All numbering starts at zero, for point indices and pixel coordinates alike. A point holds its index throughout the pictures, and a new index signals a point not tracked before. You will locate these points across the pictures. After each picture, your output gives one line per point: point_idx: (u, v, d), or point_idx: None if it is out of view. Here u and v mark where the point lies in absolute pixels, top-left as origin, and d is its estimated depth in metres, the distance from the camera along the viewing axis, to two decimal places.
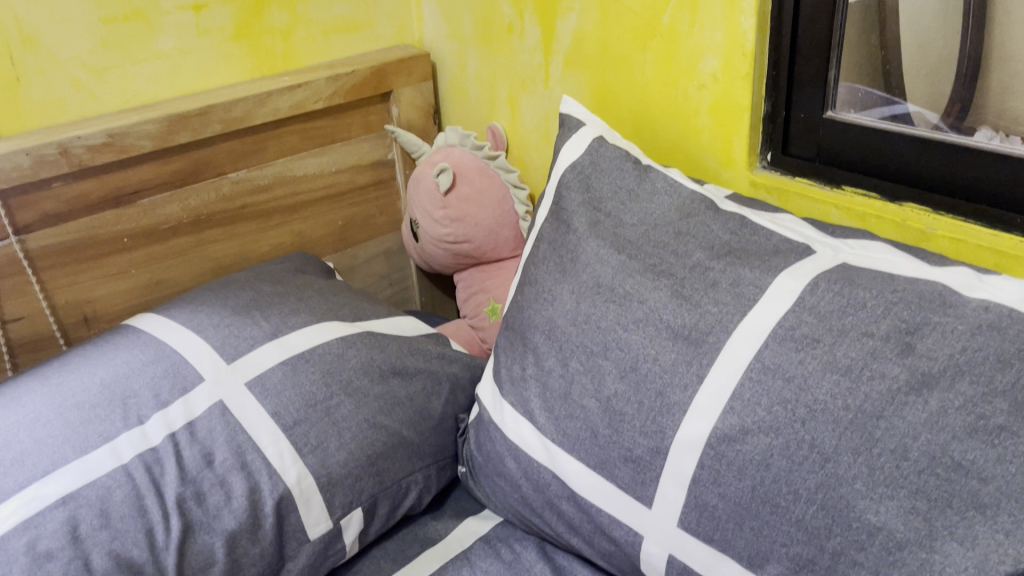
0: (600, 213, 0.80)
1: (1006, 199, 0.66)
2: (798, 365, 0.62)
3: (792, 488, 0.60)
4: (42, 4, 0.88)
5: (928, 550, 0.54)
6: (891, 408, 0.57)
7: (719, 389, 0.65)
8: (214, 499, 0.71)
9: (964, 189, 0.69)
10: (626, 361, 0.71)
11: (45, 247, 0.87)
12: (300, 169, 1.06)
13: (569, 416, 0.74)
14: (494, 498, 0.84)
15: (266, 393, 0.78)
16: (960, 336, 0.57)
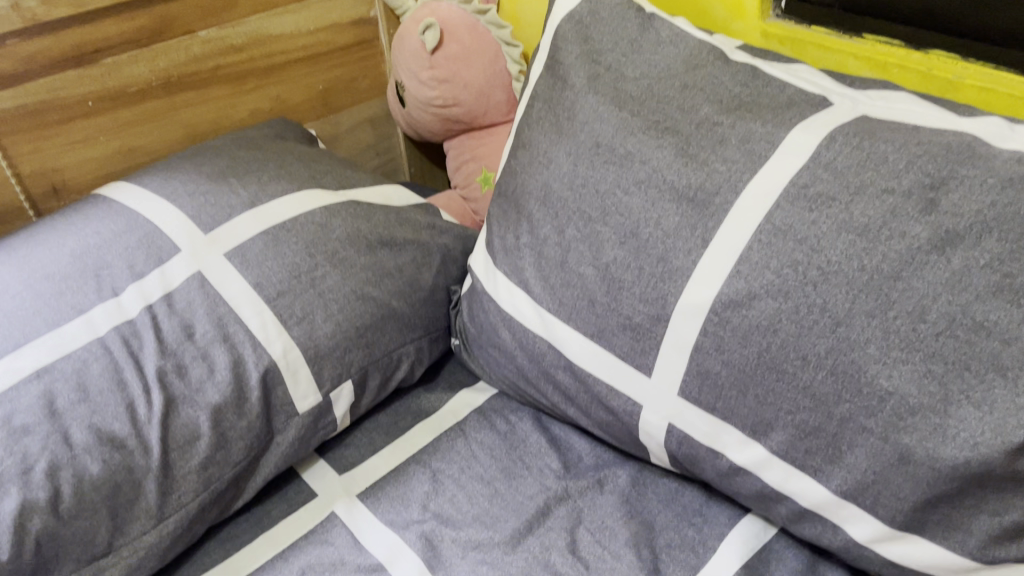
0: (599, 68, 0.74)
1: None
2: (811, 225, 0.57)
3: (800, 355, 0.57)
4: None
5: (941, 414, 0.52)
6: (910, 269, 0.53)
7: (725, 252, 0.61)
8: (196, 373, 0.68)
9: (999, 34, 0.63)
10: (626, 226, 0.67)
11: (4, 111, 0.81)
12: (276, 28, 0.99)
13: (565, 284, 0.71)
14: (489, 369, 0.82)
15: (247, 264, 0.74)
16: (989, 190, 0.53)
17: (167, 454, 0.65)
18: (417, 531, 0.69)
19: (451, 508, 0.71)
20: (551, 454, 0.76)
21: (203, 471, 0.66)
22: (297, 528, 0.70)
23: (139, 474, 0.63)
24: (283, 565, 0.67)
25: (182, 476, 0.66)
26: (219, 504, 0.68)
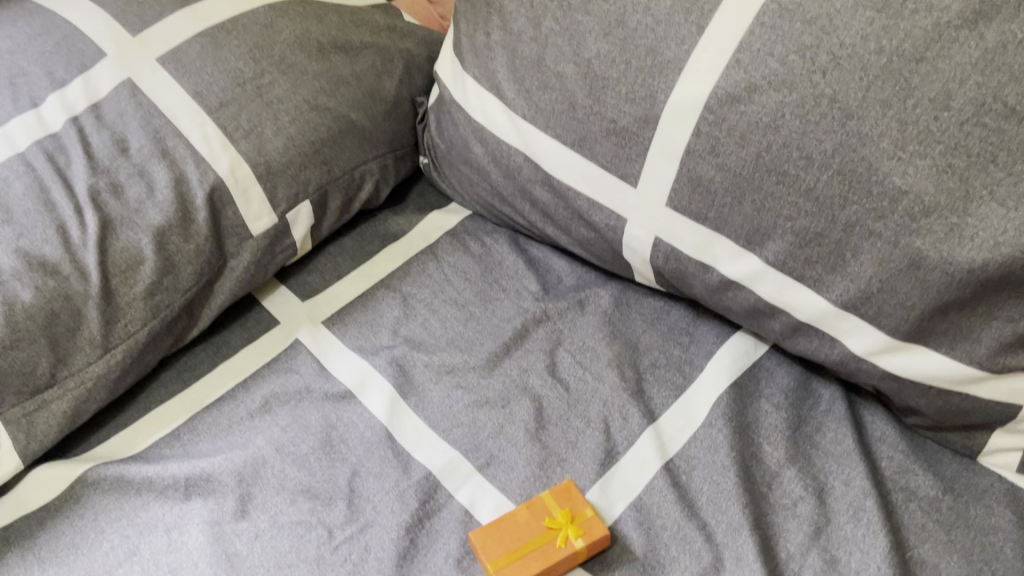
0: None
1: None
2: (823, 3, 0.50)
3: (804, 154, 0.51)
4: None
5: (960, 213, 0.47)
6: (937, 48, 0.47)
7: (724, 39, 0.53)
8: (134, 191, 0.62)
9: None
10: (610, 16, 0.58)
11: None
12: None
13: (543, 87, 0.63)
14: (460, 189, 0.74)
15: (183, 71, 0.66)
16: None
17: (109, 280, 0.60)
18: (388, 357, 0.65)
19: (423, 333, 0.67)
20: (529, 275, 0.70)
21: (150, 299, 0.61)
22: (260, 357, 0.66)
23: (78, 301, 0.58)
24: (246, 394, 0.63)
25: (127, 304, 0.60)
26: (172, 334, 0.64)
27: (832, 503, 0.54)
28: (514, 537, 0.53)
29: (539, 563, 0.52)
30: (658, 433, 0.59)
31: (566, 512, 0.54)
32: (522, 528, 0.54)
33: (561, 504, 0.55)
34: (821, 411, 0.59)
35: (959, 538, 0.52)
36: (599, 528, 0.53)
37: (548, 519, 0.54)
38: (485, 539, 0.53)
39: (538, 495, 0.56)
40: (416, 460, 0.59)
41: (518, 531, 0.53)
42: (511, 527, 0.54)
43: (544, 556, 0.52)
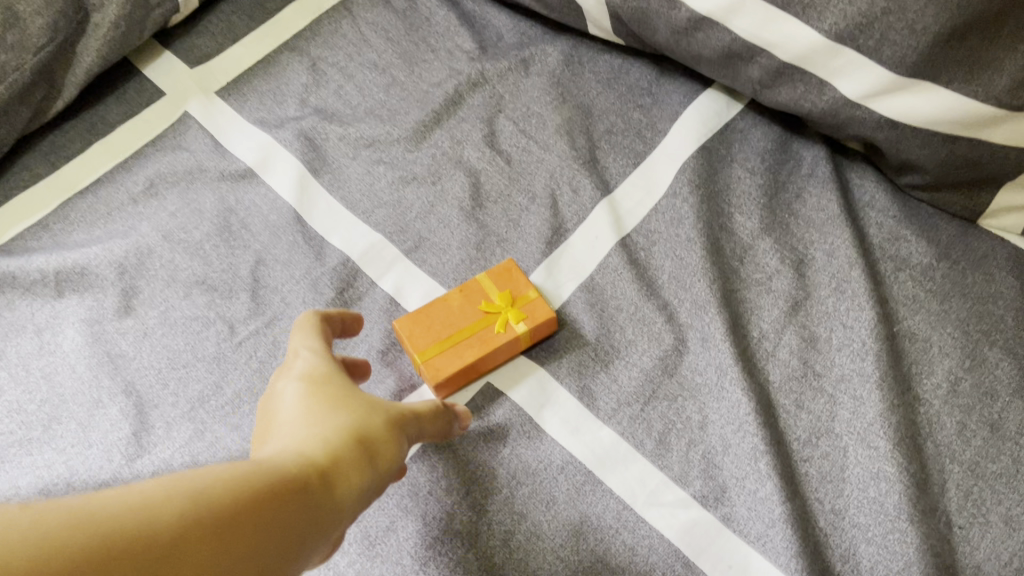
0: None
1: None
2: None
3: None
4: None
5: None
6: None
7: None
8: None
9: None
10: None
11: None
12: None
13: None
14: None
15: None
16: None
17: None
18: (294, 130, 0.54)
19: (336, 102, 0.56)
20: (462, 32, 0.59)
21: None
22: (143, 134, 0.55)
23: None
24: (126, 176, 0.53)
25: None
26: (28, 106, 0.53)
27: (812, 276, 0.47)
28: (445, 324, 0.46)
29: (475, 351, 0.45)
30: (613, 206, 0.51)
31: (505, 296, 0.46)
32: (455, 314, 0.46)
33: (499, 287, 0.47)
34: (801, 176, 0.51)
35: (955, 307, 0.46)
36: (545, 310, 0.46)
37: (484, 305, 0.46)
38: (411, 327, 0.45)
39: (472, 278, 0.48)
40: (330, 245, 0.50)
41: (450, 318, 0.46)
42: (442, 313, 0.46)
43: (479, 343, 0.45)
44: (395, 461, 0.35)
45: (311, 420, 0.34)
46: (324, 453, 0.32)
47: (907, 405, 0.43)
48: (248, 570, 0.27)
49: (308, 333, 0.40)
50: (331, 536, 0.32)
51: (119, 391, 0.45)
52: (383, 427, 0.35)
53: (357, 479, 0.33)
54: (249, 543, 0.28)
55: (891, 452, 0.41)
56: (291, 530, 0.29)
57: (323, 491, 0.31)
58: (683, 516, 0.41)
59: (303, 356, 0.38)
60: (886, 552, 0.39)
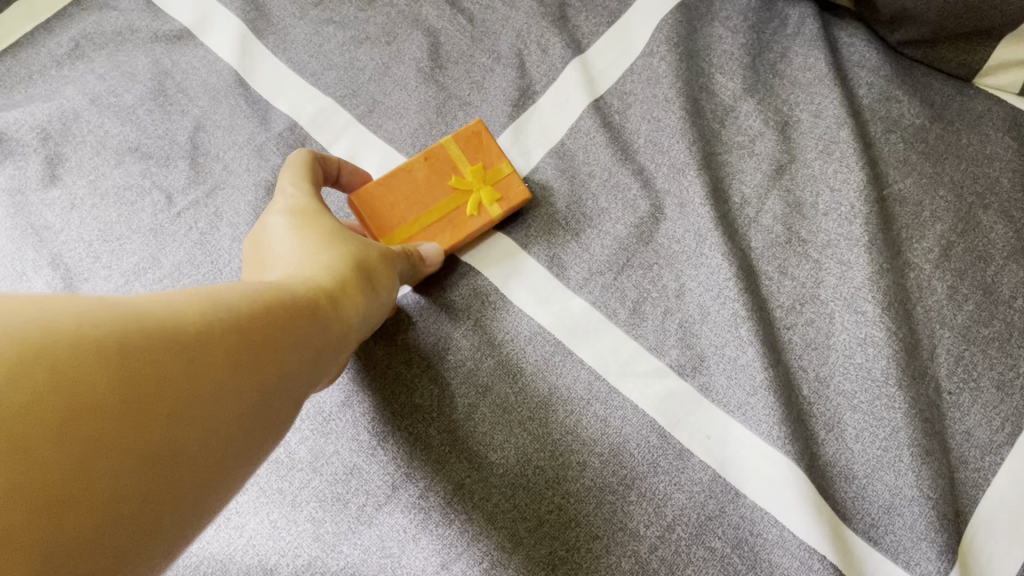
0: None
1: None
2: None
3: None
4: None
5: None
6: None
7: None
8: None
9: None
10: None
11: None
12: None
13: None
14: None
15: None
16: None
17: None
18: None
19: None
20: None
21: None
22: None
23: None
24: (48, 39, 0.48)
25: None
26: None
27: (798, 139, 0.44)
28: (411, 202, 0.42)
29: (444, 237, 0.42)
30: (585, 67, 0.47)
31: (476, 172, 0.42)
32: (421, 190, 0.42)
33: (470, 159, 0.43)
34: (787, 35, 0.47)
35: (949, 169, 0.43)
36: (518, 189, 0.43)
37: (454, 181, 0.42)
38: (374, 203, 0.42)
39: (439, 143, 0.43)
40: (276, 110, 0.46)
41: (416, 195, 0.42)
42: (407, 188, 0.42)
43: (448, 227, 0.42)
44: (388, 294, 0.36)
45: (309, 248, 0.34)
46: (330, 279, 0.32)
47: (896, 269, 0.40)
48: (272, 388, 0.28)
49: (299, 171, 0.38)
50: (336, 362, 0.32)
51: (45, 264, 0.41)
52: (377, 259, 0.36)
53: (358, 305, 0.33)
54: (266, 358, 0.27)
55: (879, 316, 0.38)
56: (303, 347, 0.29)
57: (332, 313, 0.32)
58: (658, 386, 0.38)
59: (285, 193, 0.37)
60: (873, 419, 0.37)
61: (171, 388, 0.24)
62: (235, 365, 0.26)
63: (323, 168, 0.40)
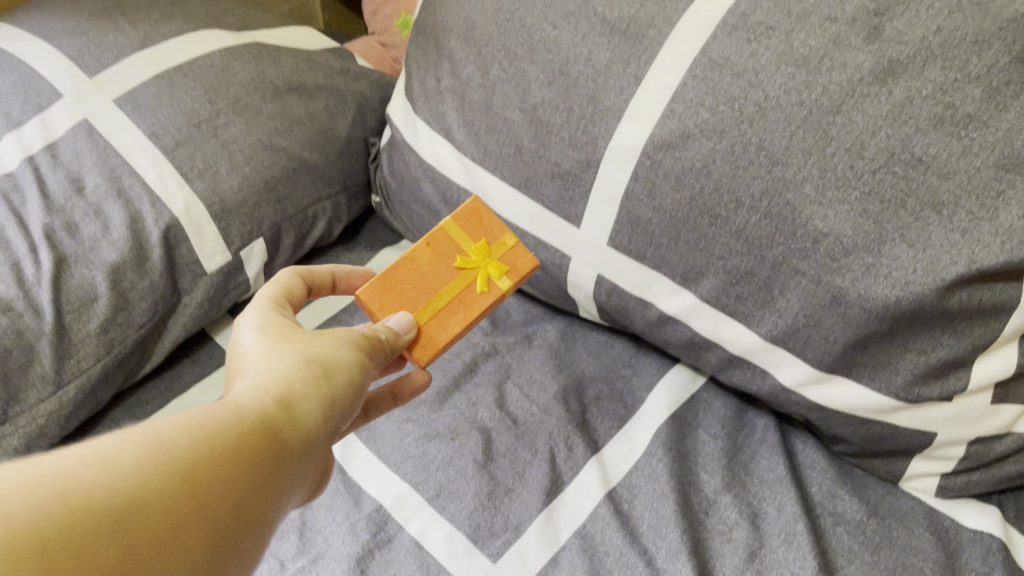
0: None
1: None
2: (750, 58, 0.54)
3: (734, 197, 0.54)
4: None
5: (875, 254, 0.50)
6: (851, 100, 0.50)
7: (646, 114, 0.57)
8: (89, 230, 0.62)
9: None
10: (554, 64, 0.61)
11: None
12: None
13: (490, 130, 0.66)
14: (412, 228, 0.77)
15: (139, 112, 0.67)
16: (936, 15, 0.49)
17: (62, 316, 0.60)
18: None
19: None
20: None
21: (104, 335, 0.62)
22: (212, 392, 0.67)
23: (31, 337, 0.59)
24: None
25: (81, 340, 0.61)
26: (126, 368, 0.64)
27: (766, 528, 0.57)
28: (429, 282, 0.60)
29: (464, 307, 0.60)
30: (601, 463, 0.62)
31: (477, 246, 0.62)
32: (437, 270, 0.61)
33: (468, 241, 0.62)
34: (754, 439, 0.63)
35: (885, 558, 0.55)
36: (522, 257, 0.62)
37: (458, 264, 0.61)
38: (398, 284, 0.59)
39: (440, 222, 0.62)
40: (366, 493, 0.60)
41: (426, 283, 0.60)
42: (423, 271, 0.60)
43: (464, 302, 0.60)
44: (360, 370, 0.47)
45: (273, 355, 0.44)
46: (282, 388, 0.42)
47: None
48: (234, 490, 0.37)
49: (265, 295, 0.51)
50: (311, 465, 0.42)
51: None
52: (330, 350, 0.46)
53: (322, 403, 0.43)
54: (228, 474, 0.37)
55: None
56: (267, 458, 0.39)
57: (284, 415, 0.41)
58: None
59: (253, 312, 0.49)
60: None
61: (144, 517, 0.33)
62: (192, 485, 0.35)
63: (312, 284, 0.57)
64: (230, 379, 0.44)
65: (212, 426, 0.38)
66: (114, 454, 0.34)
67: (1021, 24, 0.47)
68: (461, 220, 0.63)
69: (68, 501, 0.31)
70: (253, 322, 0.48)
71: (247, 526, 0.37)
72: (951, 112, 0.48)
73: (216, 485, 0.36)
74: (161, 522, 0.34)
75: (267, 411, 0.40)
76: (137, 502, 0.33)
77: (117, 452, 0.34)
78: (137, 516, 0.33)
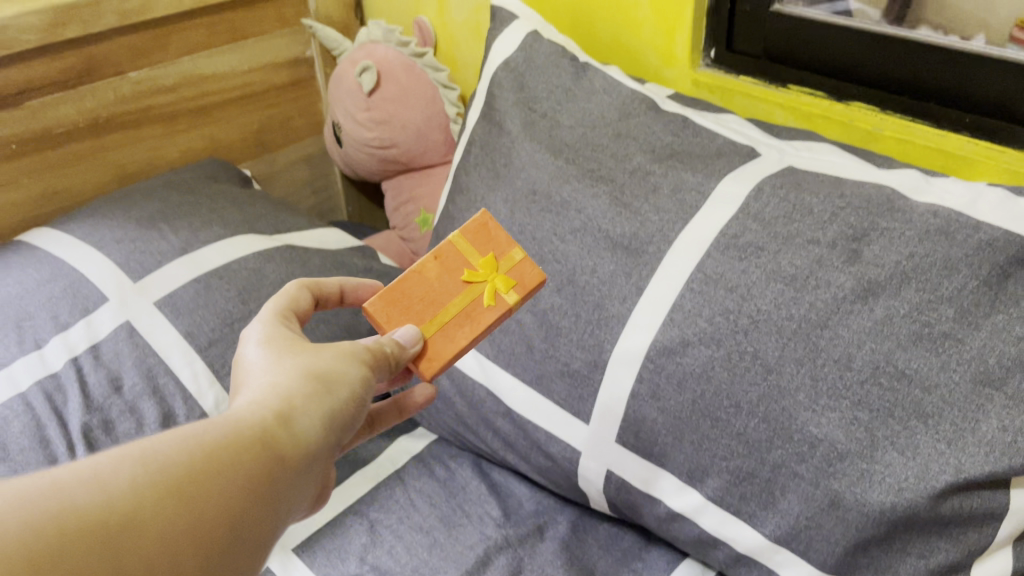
0: (535, 116, 0.75)
1: (925, 86, 0.66)
2: (741, 274, 0.59)
3: (733, 401, 0.58)
4: None
5: (868, 460, 0.53)
6: (836, 317, 0.55)
7: (646, 322, 0.62)
8: (123, 427, 0.65)
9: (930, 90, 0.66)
10: (563, 273, 0.67)
11: None
12: (209, 68, 1.04)
13: (503, 330, 0.71)
14: (427, 415, 0.82)
15: (177, 312, 0.72)
16: (907, 242, 0.54)
17: None
18: None
19: (388, 558, 0.70)
20: (490, 500, 0.75)
21: None
22: None
23: None
24: None
25: None
26: None
27: None
28: (438, 294, 0.61)
29: (470, 322, 0.60)
30: None
31: (486, 260, 0.62)
32: (445, 283, 0.61)
33: (476, 257, 0.63)
34: None
35: None
36: (529, 271, 0.62)
37: (465, 278, 0.61)
38: (405, 297, 0.60)
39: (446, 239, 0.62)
40: None
41: (432, 296, 0.61)
42: (432, 285, 0.61)
43: (472, 315, 0.61)
44: (360, 383, 0.48)
45: (276, 370, 0.46)
46: (282, 401, 0.44)
47: None
48: (230, 493, 0.38)
49: (272, 311, 0.53)
50: (313, 474, 0.44)
51: None
52: (331, 363, 0.48)
53: (322, 414, 0.45)
54: (223, 480, 0.38)
55: None
56: (264, 466, 0.41)
57: (284, 427, 0.43)
58: None
59: (259, 328, 0.51)
60: None
61: (137, 522, 0.35)
62: (184, 492, 0.37)
63: (322, 297, 0.60)
64: (234, 392, 0.47)
65: (206, 439, 0.39)
66: (107, 465, 0.36)
67: (986, 252, 0.52)
68: (469, 234, 0.63)
69: (63, 510, 0.33)
70: (259, 336, 0.50)
71: (246, 531, 0.39)
72: (928, 329, 0.52)
73: (211, 492, 0.38)
74: (153, 523, 0.35)
75: (265, 422, 0.42)
76: (129, 509, 0.35)
77: (112, 464, 0.36)
78: (129, 521, 0.35)
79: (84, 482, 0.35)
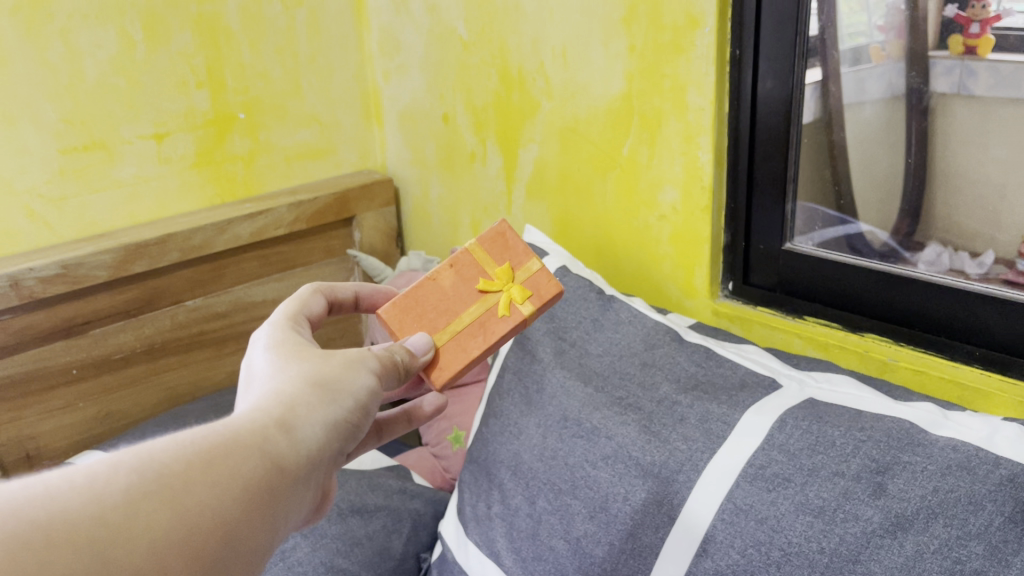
0: (565, 344, 0.81)
1: (932, 319, 0.71)
2: (770, 505, 0.59)
3: None
4: (30, 155, 0.97)
5: None
6: (866, 552, 0.54)
7: (678, 555, 0.62)
8: None
9: (937, 323, 0.70)
10: (595, 500, 0.69)
11: (10, 376, 0.93)
12: (257, 295, 1.14)
13: (537, 557, 0.71)
14: None
15: None
16: (931, 477, 0.55)
17: None
18: None
19: None
20: None
21: None
22: None
23: None
24: None
25: None
26: None
27: None
28: (452, 303, 0.69)
29: (484, 332, 0.68)
30: None
31: (501, 270, 0.71)
32: (459, 291, 0.70)
33: (489, 269, 0.71)
34: None
35: None
36: (544, 282, 0.71)
37: (479, 288, 0.70)
38: (419, 306, 0.68)
39: (468, 246, 0.71)
40: None
41: (446, 305, 0.69)
42: (447, 293, 0.69)
43: (483, 325, 0.69)
44: (361, 393, 0.52)
45: (279, 376, 0.50)
46: (284, 407, 0.48)
47: None
48: (228, 495, 0.42)
49: (278, 316, 0.58)
50: (311, 480, 0.47)
51: None
52: (336, 369, 0.52)
53: (322, 423, 0.49)
54: (222, 483, 0.42)
55: None
56: (262, 468, 0.44)
57: (282, 434, 0.46)
58: None
59: (265, 334, 0.55)
60: None
61: (137, 519, 0.38)
62: (182, 492, 0.40)
63: (338, 303, 0.67)
64: (241, 396, 0.51)
65: (207, 444, 0.43)
66: (112, 467, 0.39)
67: (1008, 488, 0.53)
68: (487, 245, 0.72)
69: (66, 510, 0.36)
70: (266, 342, 0.55)
71: (240, 534, 0.42)
72: (959, 565, 0.51)
73: (209, 492, 0.41)
74: (145, 523, 0.38)
75: (265, 430, 0.46)
76: (129, 508, 0.38)
77: (115, 468, 0.39)
78: (130, 517, 0.38)
79: (78, 488, 0.37)
